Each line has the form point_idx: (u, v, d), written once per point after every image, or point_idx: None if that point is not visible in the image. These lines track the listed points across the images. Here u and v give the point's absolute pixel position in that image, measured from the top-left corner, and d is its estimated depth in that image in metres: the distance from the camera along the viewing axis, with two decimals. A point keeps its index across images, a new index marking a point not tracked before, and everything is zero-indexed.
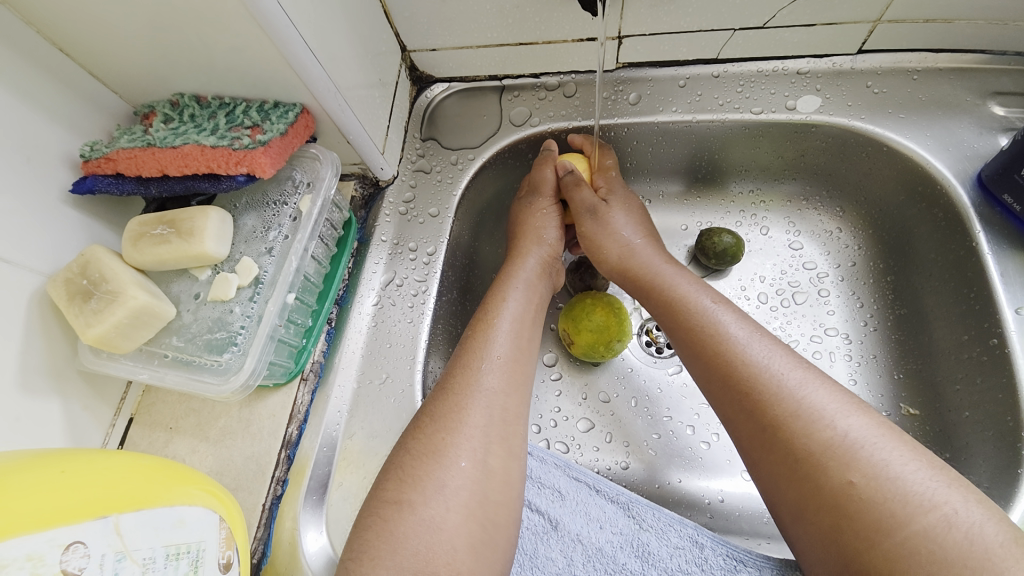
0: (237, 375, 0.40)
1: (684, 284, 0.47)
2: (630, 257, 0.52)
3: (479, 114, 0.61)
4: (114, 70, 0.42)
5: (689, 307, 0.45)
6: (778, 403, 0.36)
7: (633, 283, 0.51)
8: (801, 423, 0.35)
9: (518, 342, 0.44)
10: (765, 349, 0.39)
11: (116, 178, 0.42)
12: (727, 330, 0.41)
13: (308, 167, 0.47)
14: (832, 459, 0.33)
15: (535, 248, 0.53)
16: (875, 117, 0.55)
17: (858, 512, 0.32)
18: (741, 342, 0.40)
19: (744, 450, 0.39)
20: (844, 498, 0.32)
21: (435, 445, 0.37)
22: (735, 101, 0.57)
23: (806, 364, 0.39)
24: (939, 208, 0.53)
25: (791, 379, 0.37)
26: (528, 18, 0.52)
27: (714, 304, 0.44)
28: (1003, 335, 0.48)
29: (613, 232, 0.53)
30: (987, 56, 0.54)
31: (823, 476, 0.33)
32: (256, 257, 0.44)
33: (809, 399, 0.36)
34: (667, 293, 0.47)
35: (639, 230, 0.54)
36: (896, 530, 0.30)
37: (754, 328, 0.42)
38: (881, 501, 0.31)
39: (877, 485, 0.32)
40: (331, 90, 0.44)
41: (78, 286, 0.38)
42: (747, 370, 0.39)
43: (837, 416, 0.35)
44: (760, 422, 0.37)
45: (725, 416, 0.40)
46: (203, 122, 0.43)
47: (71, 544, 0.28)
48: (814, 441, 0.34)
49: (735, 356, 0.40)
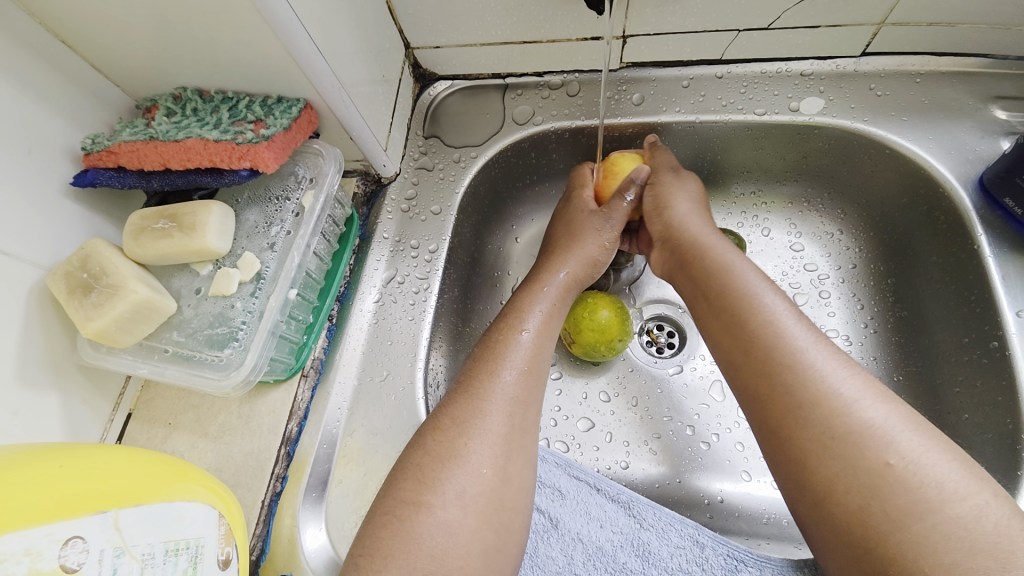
0: (238, 371, 0.40)
1: (733, 257, 0.46)
2: (681, 225, 0.51)
3: (482, 112, 0.61)
4: (116, 63, 0.42)
5: (736, 280, 0.44)
6: (819, 380, 0.36)
7: (674, 251, 0.50)
8: (838, 403, 0.35)
9: (539, 351, 0.44)
10: (806, 336, 0.39)
11: (117, 172, 0.42)
12: (772, 307, 0.41)
13: (311, 163, 0.47)
14: (870, 439, 0.33)
15: (573, 262, 0.52)
16: (878, 119, 0.55)
17: (891, 493, 0.32)
18: (786, 321, 0.40)
19: (766, 436, 0.38)
20: (879, 477, 0.32)
21: (455, 450, 0.37)
22: (738, 102, 0.57)
23: (838, 352, 0.39)
24: (939, 212, 0.54)
25: (829, 364, 0.37)
26: (533, 16, 0.52)
27: (761, 282, 0.43)
28: (1003, 337, 0.48)
29: (682, 194, 0.53)
30: (988, 60, 0.54)
31: (860, 459, 0.33)
32: (257, 252, 0.44)
33: (846, 385, 0.36)
34: (710, 266, 0.46)
35: (696, 204, 0.53)
36: (928, 513, 0.31)
37: (795, 309, 0.42)
38: (915, 485, 0.32)
39: (913, 469, 0.32)
40: (336, 86, 0.44)
41: (78, 280, 0.38)
42: (789, 344, 0.39)
43: (874, 401, 0.35)
44: (793, 399, 0.36)
45: (748, 397, 0.39)
46: (205, 116, 0.43)
47: (70, 539, 0.27)
48: (852, 420, 0.34)
49: (779, 331, 0.39)
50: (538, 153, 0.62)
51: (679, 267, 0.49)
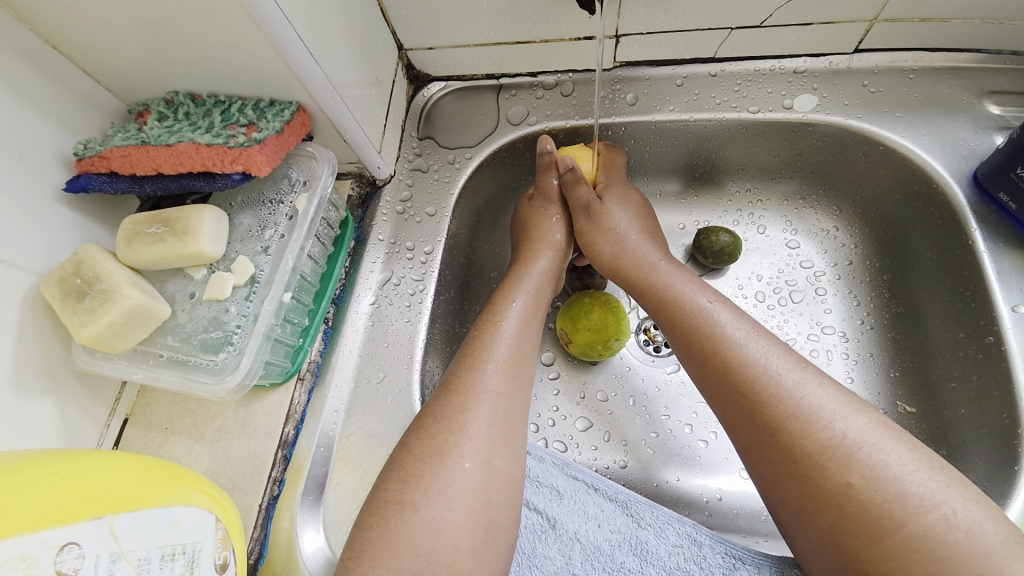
0: (233, 375, 0.40)
1: (681, 283, 0.47)
2: (623, 254, 0.52)
3: (476, 113, 0.61)
4: (108, 68, 0.41)
5: (685, 306, 0.45)
6: (777, 405, 0.36)
7: (628, 280, 0.51)
8: (799, 425, 0.35)
9: (521, 343, 0.44)
10: (763, 349, 0.39)
11: (110, 177, 0.42)
12: (726, 329, 0.41)
13: (304, 166, 0.47)
14: (832, 460, 0.33)
15: (548, 251, 0.54)
16: (872, 115, 0.55)
17: (858, 511, 0.32)
18: (739, 343, 0.40)
19: (742, 448, 0.39)
20: (843, 497, 0.33)
21: (438, 446, 0.37)
22: (732, 100, 0.57)
23: (805, 364, 0.38)
24: (934, 207, 0.54)
25: (790, 380, 0.37)
26: (526, 17, 0.52)
27: (710, 302, 0.44)
28: (999, 332, 0.48)
29: (606, 233, 0.53)
30: (982, 55, 0.54)
31: (823, 476, 0.34)
32: (251, 256, 0.43)
33: (808, 402, 0.36)
34: (663, 293, 0.47)
35: (636, 225, 0.54)
36: (895, 530, 0.31)
37: (753, 327, 0.42)
38: (880, 502, 0.32)
39: (876, 485, 0.32)
40: (328, 89, 0.44)
41: (71, 286, 0.38)
42: (744, 373, 0.38)
43: (835, 416, 0.35)
44: (760, 420, 0.37)
45: (724, 415, 0.40)
46: (198, 120, 0.43)
47: (65, 545, 0.28)
48: (812, 442, 0.34)
49: (731, 359, 0.39)
50: (533, 153, 0.62)
51: (636, 295, 0.50)
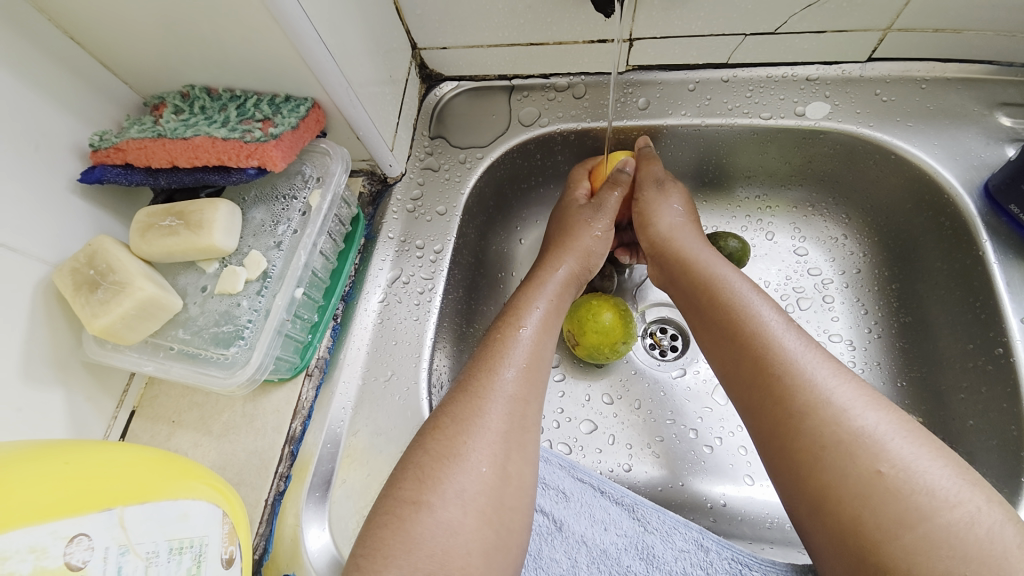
0: (243, 369, 0.40)
1: (725, 270, 0.47)
2: (672, 234, 0.52)
3: (487, 113, 0.61)
4: (125, 60, 0.42)
5: (726, 288, 0.45)
6: (809, 389, 0.36)
7: (670, 261, 0.51)
8: (830, 411, 0.35)
9: (539, 351, 0.44)
10: (799, 342, 0.39)
11: (125, 169, 0.42)
12: (765, 317, 0.42)
13: (318, 162, 0.47)
14: (862, 448, 0.33)
15: (573, 259, 0.52)
16: (883, 124, 0.55)
17: (884, 502, 0.32)
18: (777, 330, 0.40)
19: (762, 440, 0.38)
20: (871, 487, 0.32)
21: (455, 448, 0.37)
22: (744, 106, 0.57)
23: (834, 360, 0.39)
24: (945, 217, 0.54)
25: (823, 370, 0.37)
26: (540, 18, 0.52)
27: (752, 291, 0.44)
28: (1008, 344, 0.48)
29: (666, 210, 0.54)
30: (993, 67, 0.54)
31: (851, 464, 0.33)
32: (264, 250, 0.44)
33: (838, 392, 0.36)
34: (705, 276, 0.47)
35: (688, 211, 0.54)
36: (921, 523, 0.31)
37: (788, 319, 0.42)
38: (909, 492, 0.32)
39: (904, 476, 0.32)
40: (344, 85, 0.44)
41: (84, 277, 0.38)
42: (780, 354, 0.39)
43: (866, 408, 0.35)
44: (785, 409, 0.37)
45: (746, 406, 0.40)
46: (213, 114, 0.43)
47: (75, 536, 0.27)
48: (843, 429, 0.34)
49: (769, 341, 0.40)
50: (543, 155, 0.62)
51: (675, 278, 0.50)
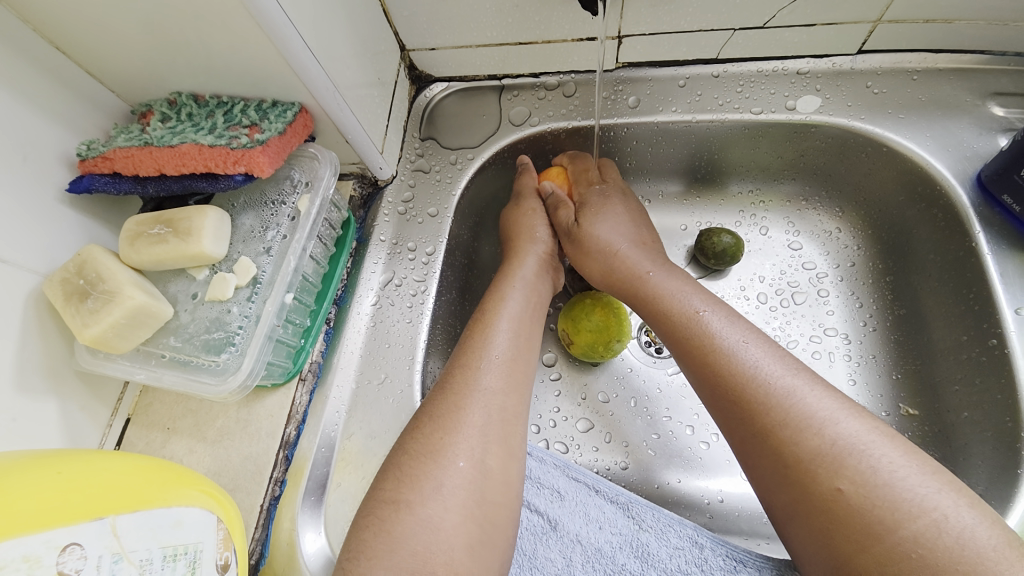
0: (234, 375, 0.40)
1: (675, 287, 0.47)
2: (614, 266, 0.51)
3: (478, 114, 0.61)
4: (112, 69, 0.42)
5: (679, 314, 0.44)
6: (768, 412, 0.36)
7: (624, 288, 0.50)
8: (788, 432, 0.35)
9: (517, 342, 0.44)
10: (756, 355, 0.39)
11: (113, 178, 0.42)
12: (717, 335, 0.41)
13: (306, 167, 0.47)
14: (820, 467, 0.34)
15: (535, 247, 0.55)
16: (875, 116, 0.55)
17: (846, 519, 0.32)
18: (732, 347, 0.40)
19: (736, 448, 0.39)
20: (832, 503, 0.33)
21: (433, 445, 0.37)
22: (735, 101, 0.57)
23: (798, 368, 0.38)
24: (938, 209, 0.53)
25: (786, 383, 0.37)
26: (529, 18, 0.52)
27: (705, 308, 0.44)
28: (1002, 335, 0.48)
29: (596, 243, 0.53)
30: (986, 56, 0.54)
31: (812, 482, 0.34)
32: (254, 257, 0.44)
33: (800, 406, 0.36)
34: (655, 302, 0.47)
35: (632, 228, 0.54)
36: (887, 535, 0.31)
37: (750, 333, 0.41)
38: (869, 508, 0.32)
39: (865, 493, 0.32)
40: (330, 88, 0.43)
41: (74, 286, 0.38)
42: (736, 378, 0.38)
43: (827, 423, 0.35)
44: (751, 427, 0.37)
45: (720, 422, 0.40)
46: (200, 121, 0.43)
47: (67, 546, 0.27)
48: (803, 448, 0.34)
49: (723, 363, 0.39)
50: (535, 154, 0.62)
51: (633, 305, 0.50)
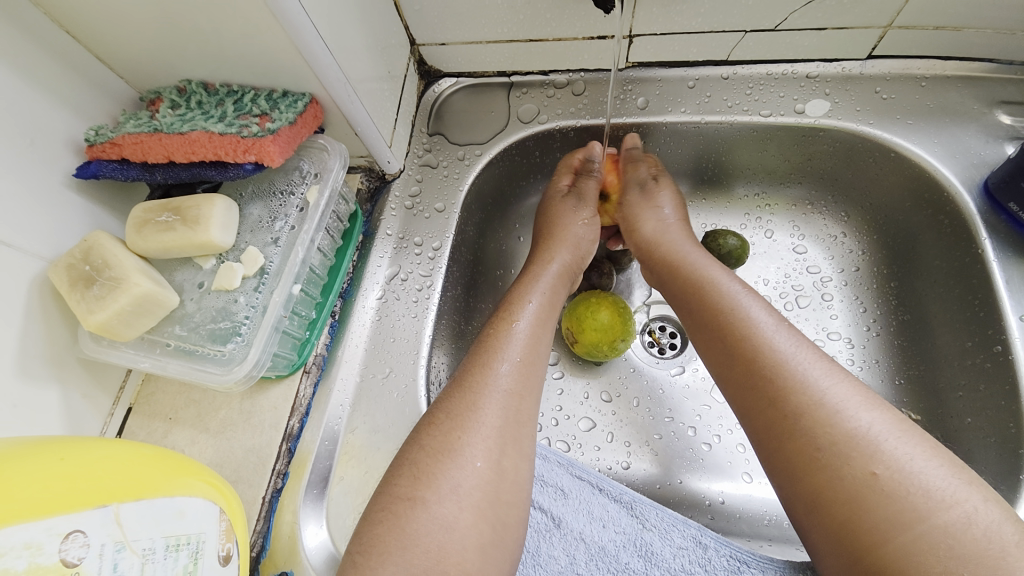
0: (240, 366, 0.40)
1: (713, 270, 0.47)
2: (659, 237, 0.53)
3: (486, 110, 0.60)
4: (121, 55, 0.41)
5: (717, 290, 0.45)
6: (802, 392, 0.36)
7: (660, 264, 0.51)
8: (823, 413, 0.35)
9: (534, 343, 0.44)
10: (792, 342, 0.39)
11: (121, 164, 0.41)
12: (755, 316, 0.41)
13: (316, 158, 0.47)
14: (855, 450, 0.33)
15: (564, 251, 0.53)
16: (883, 122, 0.55)
17: (878, 503, 0.32)
18: (767, 331, 0.40)
19: (756, 441, 0.39)
20: (865, 488, 0.32)
21: (450, 444, 0.37)
22: (744, 103, 0.57)
23: (826, 358, 0.39)
24: (945, 216, 0.54)
25: (815, 371, 0.37)
26: (540, 14, 0.52)
27: (742, 290, 0.44)
28: (1006, 342, 0.48)
29: (652, 211, 0.55)
30: (993, 65, 0.54)
31: (845, 466, 0.33)
32: (261, 247, 0.43)
33: (831, 393, 0.36)
34: (692, 277, 0.47)
35: (676, 211, 0.55)
36: (916, 524, 0.31)
37: (780, 318, 0.42)
38: (902, 494, 0.32)
39: (899, 478, 0.32)
40: (341, 80, 0.43)
41: (80, 272, 0.38)
42: (772, 356, 0.38)
43: (858, 409, 0.35)
44: (778, 411, 0.37)
45: (743, 410, 0.39)
46: (210, 109, 0.42)
47: (70, 533, 0.27)
48: (836, 431, 0.34)
49: (760, 343, 0.39)
50: (542, 152, 0.62)
51: (664, 280, 0.51)
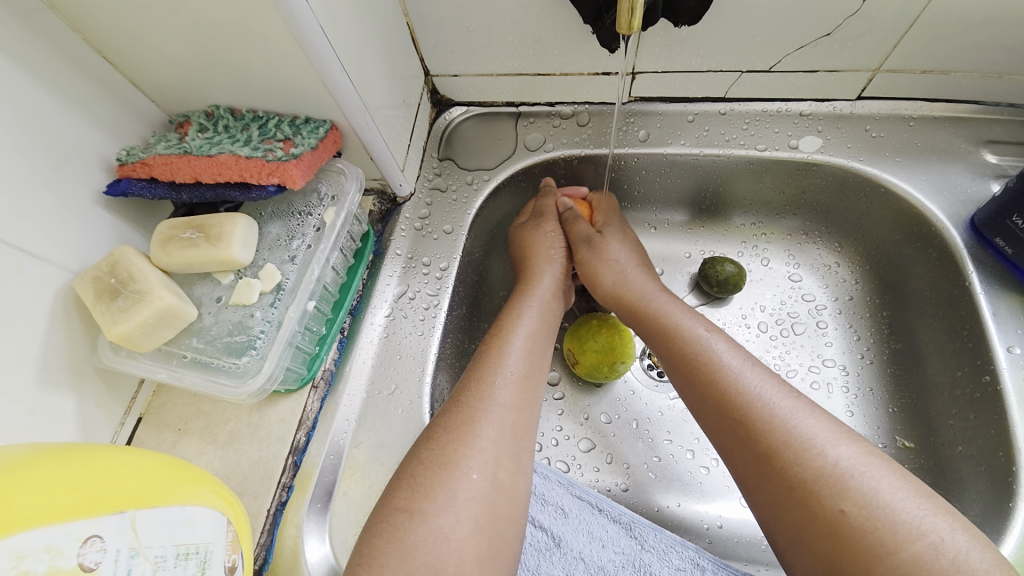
0: (254, 378, 0.41)
1: (678, 313, 0.49)
2: (621, 288, 0.54)
3: (495, 138, 0.63)
4: (155, 80, 0.44)
5: (683, 335, 0.46)
6: (772, 432, 0.37)
7: (627, 313, 0.52)
8: (792, 452, 0.36)
9: (531, 359, 0.46)
10: (759, 379, 0.41)
11: (150, 183, 0.44)
12: (721, 359, 0.43)
13: (333, 181, 0.49)
14: (826, 486, 0.34)
15: (551, 266, 0.56)
16: (873, 158, 0.57)
17: (852, 539, 0.32)
18: (734, 371, 0.42)
19: (740, 478, 0.39)
20: (838, 525, 0.33)
21: (447, 457, 0.38)
22: (740, 137, 0.60)
23: (796, 394, 0.40)
24: (933, 248, 0.56)
25: (783, 408, 0.38)
26: (549, 51, 0.55)
27: (708, 333, 0.46)
28: (995, 371, 0.49)
29: (607, 264, 0.55)
30: (979, 106, 0.57)
31: (817, 503, 0.34)
32: (278, 264, 0.45)
33: (800, 429, 0.37)
34: (661, 323, 0.49)
35: (631, 256, 0.56)
36: (889, 556, 0.31)
37: (746, 358, 0.43)
38: (872, 529, 0.32)
39: (868, 513, 0.33)
40: (361, 109, 0.46)
41: (105, 285, 0.39)
42: (738, 401, 0.40)
43: (828, 445, 0.36)
44: (755, 448, 0.38)
45: (724, 449, 0.40)
46: (236, 133, 0.45)
47: (88, 538, 0.28)
48: (806, 469, 0.35)
49: (727, 388, 0.41)
50: (547, 178, 0.64)
51: (633, 327, 0.52)
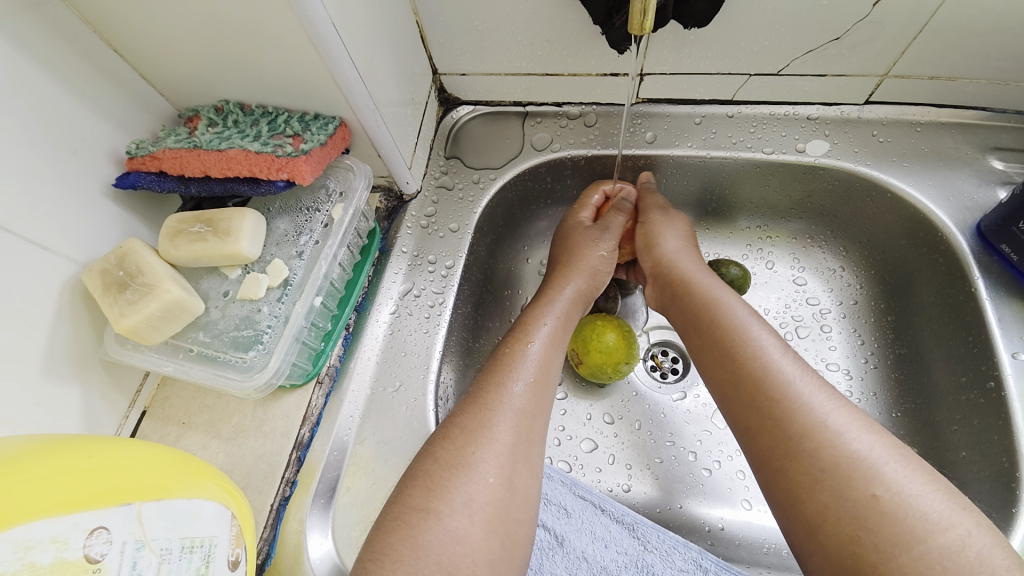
0: (260, 373, 0.41)
1: (724, 292, 0.49)
2: (677, 259, 0.54)
3: (501, 137, 0.63)
4: (164, 74, 0.44)
5: (728, 312, 0.47)
6: (807, 415, 0.37)
7: (672, 286, 0.53)
8: (826, 435, 0.36)
9: (547, 365, 0.46)
10: (795, 365, 0.41)
11: (159, 176, 0.44)
12: (765, 339, 0.43)
13: (341, 177, 0.49)
14: (856, 471, 0.34)
15: (580, 278, 0.54)
16: (880, 163, 0.57)
17: (880, 525, 0.32)
18: (774, 354, 0.42)
19: (759, 466, 0.39)
20: (865, 510, 0.33)
21: (464, 458, 0.38)
22: (747, 140, 0.60)
23: (829, 388, 0.40)
24: (939, 254, 0.56)
25: (818, 395, 0.38)
26: (557, 51, 0.55)
27: (752, 315, 0.46)
28: (999, 378, 0.49)
29: (670, 232, 0.57)
30: (986, 113, 0.57)
31: (846, 487, 0.34)
32: (286, 259, 0.45)
33: (832, 417, 0.37)
34: (706, 298, 0.49)
35: (688, 237, 0.57)
36: (913, 544, 0.31)
37: (784, 343, 0.43)
38: (903, 515, 0.32)
39: (899, 501, 0.33)
40: (370, 106, 0.46)
41: (113, 277, 0.40)
42: (780, 376, 0.40)
43: (858, 433, 0.36)
44: (783, 432, 0.38)
45: (746, 429, 0.40)
46: (246, 128, 0.45)
47: (94, 529, 0.28)
48: (839, 452, 0.35)
49: (770, 363, 0.41)
50: (553, 178, 0.64)
51: (675, 301, 0.52)
